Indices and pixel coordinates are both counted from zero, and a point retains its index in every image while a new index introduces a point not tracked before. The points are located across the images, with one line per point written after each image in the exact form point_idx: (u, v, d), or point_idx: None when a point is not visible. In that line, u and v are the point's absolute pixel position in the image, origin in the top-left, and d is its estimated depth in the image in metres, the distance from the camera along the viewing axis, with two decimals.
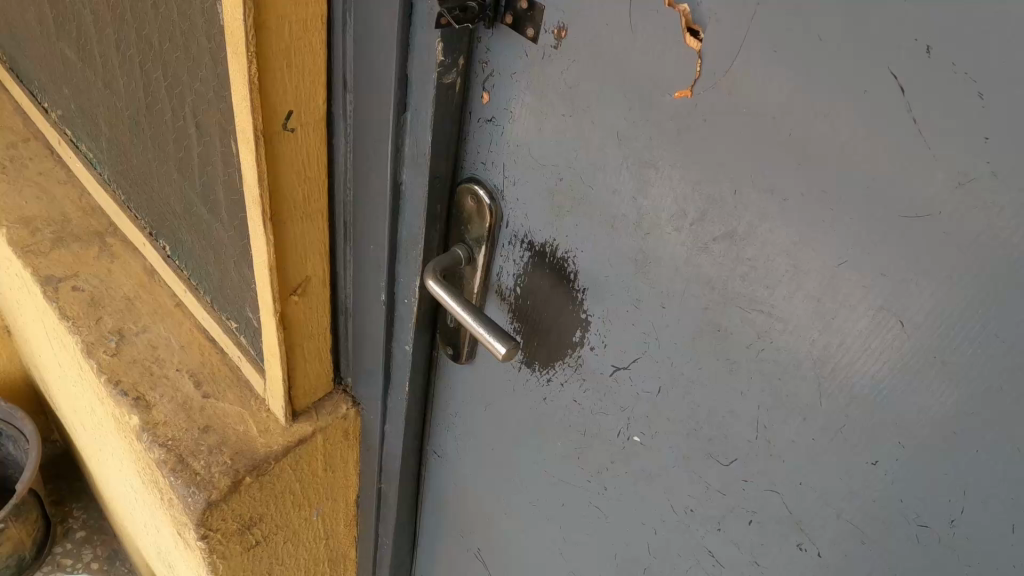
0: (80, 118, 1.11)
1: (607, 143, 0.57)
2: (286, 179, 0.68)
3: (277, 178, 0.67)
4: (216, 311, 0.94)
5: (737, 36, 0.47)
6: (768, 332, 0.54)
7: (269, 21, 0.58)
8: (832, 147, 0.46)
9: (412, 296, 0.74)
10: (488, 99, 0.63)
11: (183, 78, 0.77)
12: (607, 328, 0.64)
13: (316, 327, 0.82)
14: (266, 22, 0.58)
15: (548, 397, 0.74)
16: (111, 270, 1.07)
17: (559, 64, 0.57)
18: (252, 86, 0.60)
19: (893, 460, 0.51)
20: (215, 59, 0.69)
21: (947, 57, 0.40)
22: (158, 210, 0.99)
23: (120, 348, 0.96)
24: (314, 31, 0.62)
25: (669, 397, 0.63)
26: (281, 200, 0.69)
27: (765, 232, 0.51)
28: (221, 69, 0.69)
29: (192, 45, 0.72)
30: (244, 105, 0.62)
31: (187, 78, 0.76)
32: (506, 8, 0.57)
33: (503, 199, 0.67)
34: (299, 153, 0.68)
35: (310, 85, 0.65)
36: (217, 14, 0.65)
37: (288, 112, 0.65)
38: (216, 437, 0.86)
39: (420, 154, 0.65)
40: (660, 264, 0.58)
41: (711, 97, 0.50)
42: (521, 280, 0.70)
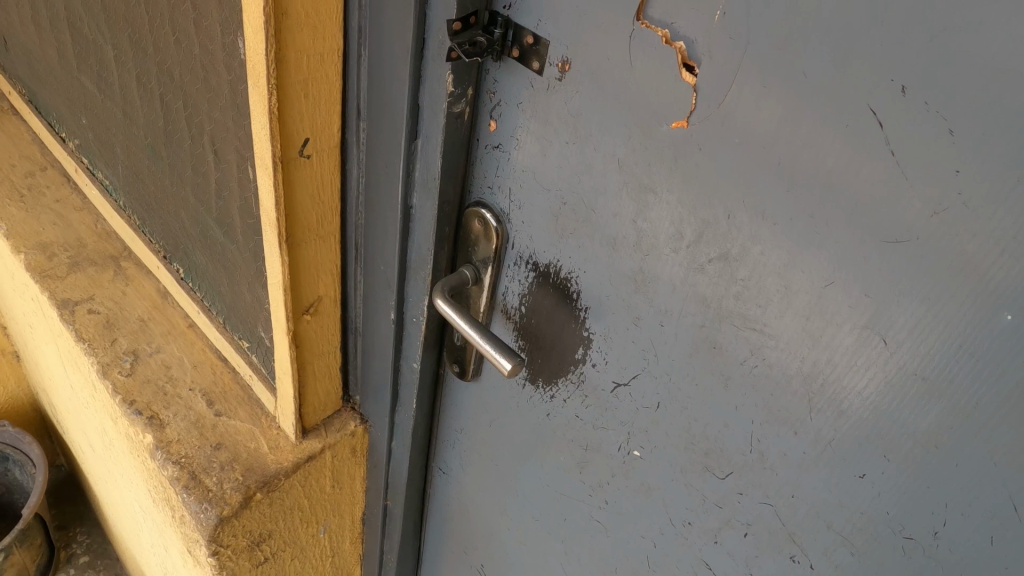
0: (97, 147, 1.15)
1: (608, 169, 0.60)
2: (301, 203, 0.72)
3: (292, 201, 0.71)
4: (228, 331, 0.97)
5: (729, 71, 0.51)
6: (761, 348, 0.57)
7: (290, 55, 0.62)
8: (818, 175, 0.49)
9: (420, 314, 0.77)
10: (495, 127, 0.66)
11: (202, 108, 0.81)
12: (608, 345, 0.67)
13: (326, 345, 0.85)
14: (287, 56, 0.62)
15: (550, 413, 0.77)
16: (125, 292, 1.10)
17: (563, 96, 0.60)
18: (273, 116, 0.63)
19: (879, 473, 0.53)
20: (234, 90, 0.73)
21: (921, 94, 0.43)
22: (173, 235, 1.02)
23: (134, 368, 0.99)
24: (331, 63, 0.66)
25: (668, 412, 0.65)
26: (296, 223, 0.73)
27: (756, 254, 0.54)
28: (240, 100, 0.72)
29: (212, 77, 0.76)
30: (264, 133, 0.65)
31: (206, 107, 0.80)
32: (513, 42, 0.61)
33: (508, 221, 0.70)
34: (314, 178, 0.72)
35: (326, 114, 0.69)
36: (238, 48, 0.69)
37: (305, 139, 0.68)
38: (228, 454, 0.88)
39: (429, 179, 0.68)
40: (658, 284, 0.61)
41: (705, 128, 0.53)
42: (526, 299, 0.73)
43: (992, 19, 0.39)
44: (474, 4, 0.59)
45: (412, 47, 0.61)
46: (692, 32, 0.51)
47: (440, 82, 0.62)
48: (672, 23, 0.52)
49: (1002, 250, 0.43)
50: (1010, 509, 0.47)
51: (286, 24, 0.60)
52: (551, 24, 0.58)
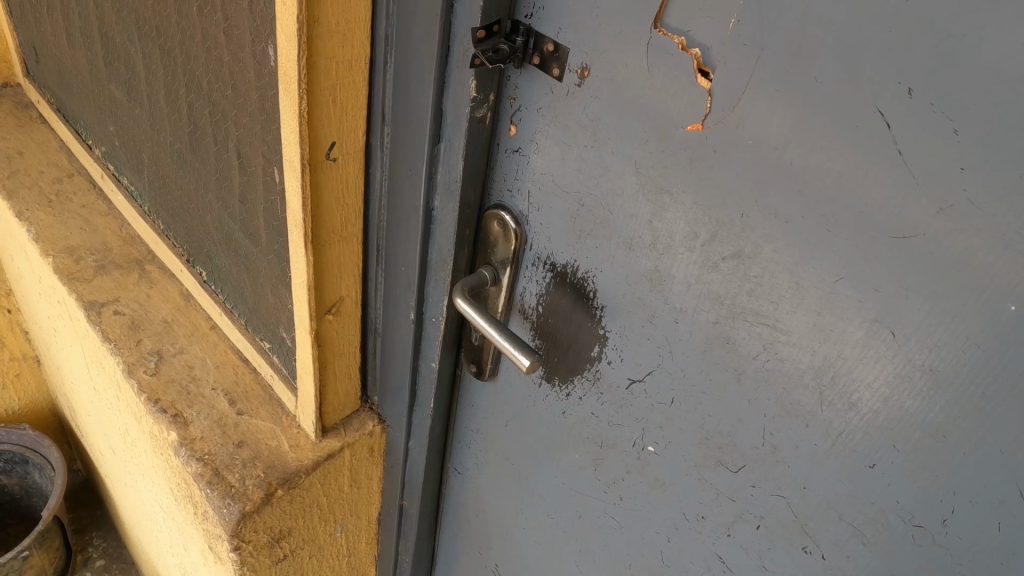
0: (124, 154, 1.18)
1: (624, 171, 0.62)
2: (326, 205, 0.74)
3: (318, 203, 0.73)
4: (250, 333, 1.00)
5: (743, 76, 0.53)
6: (773, 343, 0.59)
7: (319, 61, 0.64)
8: (829, 175, 0.51)
9: (439, 314, 0.80)
10: (515, 132, 0.69)
11: (229, 114, 0.84)
12: (624, 343, 0.69)
13: (346, 345, 0.88)
14: (317, 62, 0.64)
15: (566, 411, 0.79)
16: (150, 295, 1.13)
17: (582, 101, 0.62)
18: (302, 120, 0.66)
19: (889, 462, 0.55)
20: (263, 96, 0.75)
21: (927, 97, 0.45)
22: (198, 239, 1.05)
23: (158, 368, 1.01)
24: (358, 70, 0.69)
25: (682, 408, 0.67)
26: (322, 224, 0.75)
27: (769, 252, 0.56)
28: (268, 106, 0.75)
29: (241, 84, 0.79)
30: (293, 137, 0.68)
31: (233, 114, 0.83)
32: (534, 50, 0.63)
33: (527, 223, 0.72)
34: (339, 181, 0.74)
35: (352, 119, 0.71)
36: (268, 55, 0.71)
37: (331, 143, 0.71)
38: (250, 451, 0.90)
39: (451, 182, 0.71)
40: (673, 283, 0.63)
41: (719, 131, 0.56)
42: (544, 299, 0.75)
43: (995, 24, 0.41)
44: (498, 13, 0.61)
45: (437, 54, 0.64)
46: (708, 39, 0.54)
47: (463, 88, 0.65)
48: (689, 31, 0.54)
49: (1005, 245, 0.45)
50: (1016, 498, 0.49)
51: (317, 32, 0.63)
52: (571, 32, 0.60)
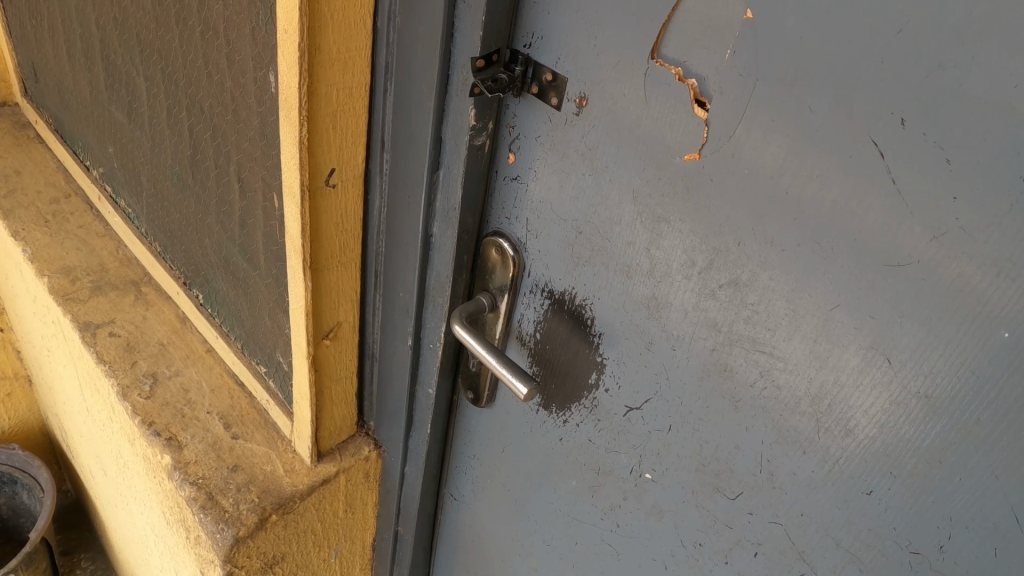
0: (123, 175, 1.19)
1: (622, 200, 0.63)
2: (325, 231, 0.75)
3: (317, 229, 0.73)
4: (246, 356, 1.00)
5: (739, 107, 0.54)
6: (770, 371, 0.59)
7: (320, 89, 0.65)
8: (825, 204, 0.52)
9: (437, 340, 0.80)
10: (513, 159, 0.69)
11: (231, 138, 0.84)
12: (621, 369, 0.69)
13: (343, 370, 0.88)
14: (317, 89, 0.65)
15: (563, 437, 0.79)
16: (146, 317, 1.13)
17: (580, 129, 0.63)
18: (302, 146, 0.67)
19: (885, 489, 0.55)
20: (264, 121, 0.76)
21: (918, 128, 0.46)
22: (195, 261, 1.06)
23: (153, 391, 1.01)
24: (359, 97, 0.70)
25: (679, 435, 0.67)
26: (320, 249, 0.75)
27: (765, 280, 0.57)
28: (268, 132, 0.76)
29: (242, 110, 0.79)
30: (293, 164, 0.68)
31: (234, 138, 0.83)
32: (532, 79, 0.64)
33: (525, 250, 0.72)
34: (339, 207, 0.75)
35: (351, 145, 0.72)
36: (270, 82, 0.72)
37: (331, 170, 0.71)
38: (244, 475, 0.90)
39: (450, 209, 0.71)
40: (670, 309, 0.63)
41: (716, 159, 0.56)
42: (541, 326, 0.75)
43: (985, 58, 0.42)
44: (497, 43, 0.62)
45: (437, 82, 0.64)
46: (704, 70, 0.55)
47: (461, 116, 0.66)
48: (686, 61, 0.55)
49: (998, 272, 0.45)
50: (1012, 523, 0.49)
51: (317, 61, 0.63)
52: (569, 62, 0.61)
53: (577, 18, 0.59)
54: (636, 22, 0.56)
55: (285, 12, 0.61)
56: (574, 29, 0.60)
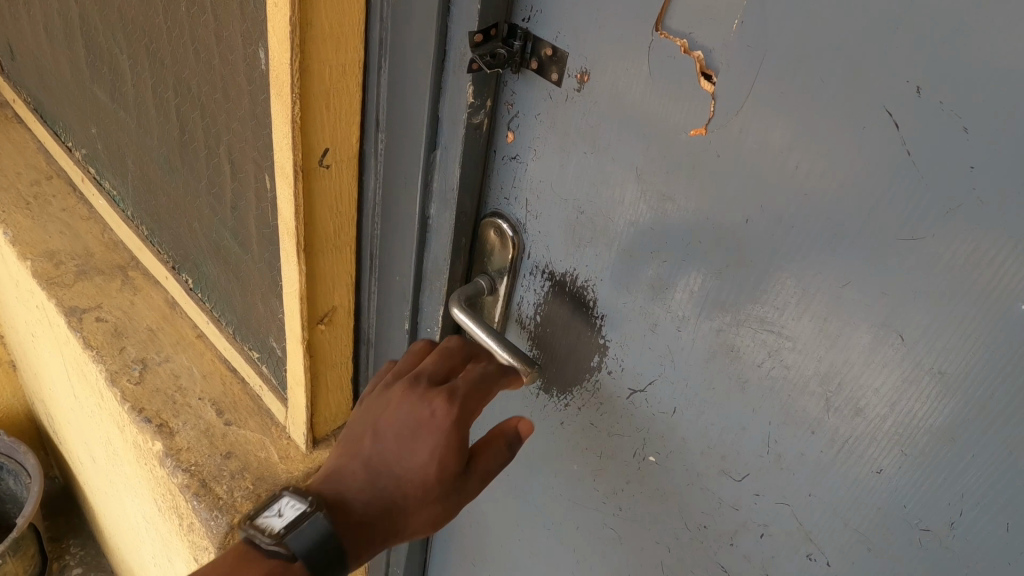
0: (106, 157, 1.16)
1: (626, 178, 0.61)
2: (319, 213, 0.73)
3: (311, 211, 0.72)
4: (238, 341, 0.98)
5: (747, 79, 0.52)
6: (778, 351, 0.58)
7: (312, 66, 0.63)
8: (837, 179, 0.50)
9: (434, 324, 0.78)
10: (512, 138, 0.67)
11: (220, 118, 0.82)
12: (624, 352, 0.68)
13: (338, 356, 0.86)
14: (310, 67, 0.63)
15: (564, 421, 0.78)
16: (134, 302, 1.11)
17: (581, 106, 0.61)
18: (294, 125, 0.65)
19: (895, 468, 0.55)
20: (254, 100, 0.73)
21: (935, 97, 0.45)
22: (183, 245, 1.03)
23: (143, 376, 1.00)
24: (352, 75, 0.68)
25: (684, 417, 0.66)
26: (314, 232, 0.74)
27: (774, 259, 0.56)
28: (258, 111, 0.74)
29: (231, 88, 0.77)
30: (286, 144, 0.67)
31: (224, 118, 0.81)
32: (531, 54, 0.62)
33: (525, 231, 0.71)
34: (333, 189, 0.73)
35: (346, 125, 0.70)
36: (259, 59, 0.70)
37: (325, 151, 0.70)
38: (238, 462, 0.89)
39: (447, 190, 0.70)
40: (675, 290, 0.62)
41: (724, 135, 0.55)
42: (542, 308, 0.74)
43: (1006, 27, 0.41)
44: (495, 16, 0.60)
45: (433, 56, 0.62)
46: (711, 42, 0.53)
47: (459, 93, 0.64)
48: (691, 33, 0.54)
49: (1015, 245, 0.44)
50: None
51: (308, 36, 0.61)
52: (570, 36, 0.59)
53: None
54: None
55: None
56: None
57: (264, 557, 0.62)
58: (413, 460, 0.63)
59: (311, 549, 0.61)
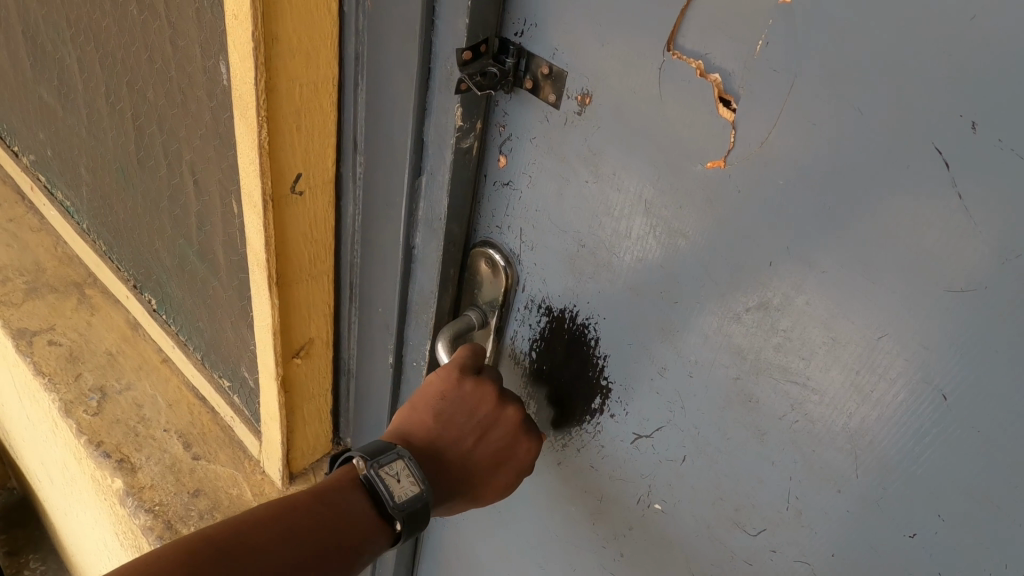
0: (58, 165, 1.08)
1: (633, 211, 0.55)
2: (292, 241, 0.69)
3: (283, 239, 0.68)
4: (206, 367, 0.93)
5: (773, 108, 0.47)
6: (802, 403, 0.53)
7: (280, 85, 0.59)
8: (876, 220, 0.45)
9: (421, 359, 0.72)
10: (504, 163, 0.61)
11: (180, 134, 0.74)
12: (629, 395, 0.63)
13: (316, 388, 0.81)
14: (276, 87, 0.58)
15: (563, 460, 0.73)
16: (91, 322, 1.06)
17: (582, 131, 0.55)
18: (263, 150, 0.61)
19: (930, 531, 0.50)
20: (216, 118, 0.67)
21: (993, 133, 0.39)
22: (145, 265, 0.96)
23: (101, 407, 0.95)
24: (326, 94, 0.63)
25: (694, 465, 0.61)
26: (287, 260, 0.70)
27: (800, 304, 0.50)
28: (222, 131, 0.67)
29: (191, 102, 0.70)
30: (253, 170, 0.62)
31: (184, 134, 0.74)
32: (525, 72, 0.56)
33: (519, 262, 0.65)
34: (307, 216, 0.68)
35: (320, 148, 0.65)
36: (221, 73, 0.62)
37: (297, 176, 0.65)
38: (207, 500, 0.84)
39: (433, 218, 0.64)
40: (686, 333, 0.56)
41: (745, 168, 0.49)
42: (537, 345, 0.68)
43: None
44: (485, 32, 0.54)
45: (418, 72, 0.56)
46: (731, 64, 0.47)
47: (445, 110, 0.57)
48: (707, 54, 0.48)
49: None
50: None
51: (277, 51, 0.57)
52: (568, 53, 0.53)
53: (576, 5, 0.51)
54: (651, 7, 0.48)
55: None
56: (574, 12, 0.51)
57: (365, 511, 0.58)
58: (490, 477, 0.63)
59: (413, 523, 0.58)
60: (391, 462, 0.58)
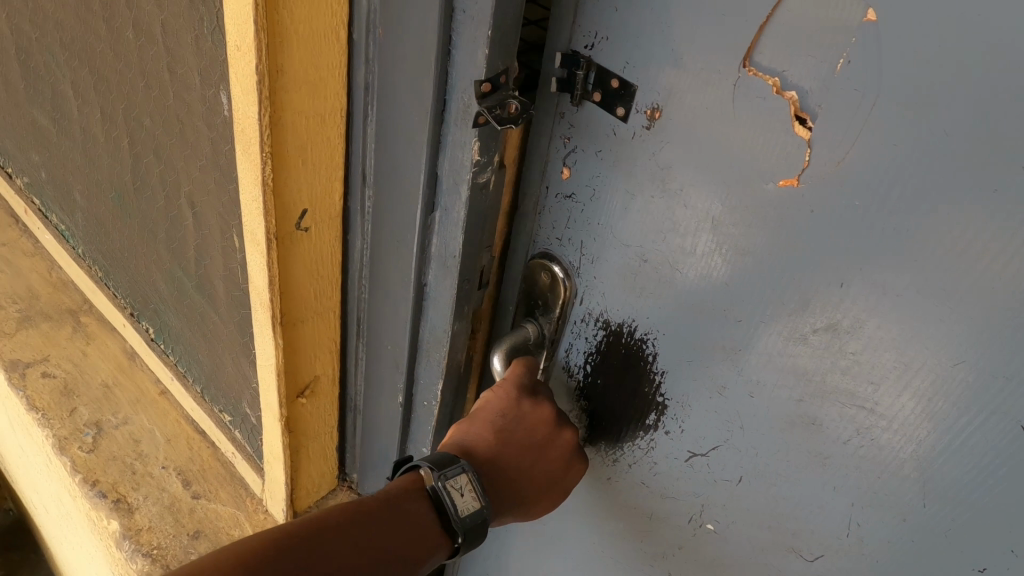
0: (59, 197, 1.19)
1: (699, 227, 0.55)
2: (298, 278, 0.69)
3: (288, 274, 0.68)
4: (206, 403, 1.00)
5: (852, 128, 0.45)
6: (869, 429, 0.51)
7: (286, 119, 0.58)
8: (953, 244, 0.44)
9: (433, 398, 0.74)
10: (568, 175, 0.61)
11: (187, 169, 0.77)
12: (686, 413, 0.62)
13: (322, 425, 0.84)
14: (282, 120, 0.58)
15: (612, 476, 0.71)
16: (86, 353, 1.17)
17: (649, 145, 0.55)
18: (266, 190, 0.61)
19: (1003, 567, 0.48)
20: (221, 151, 0.68)
21: None
22: (142, 294, 1.05)
23: (96, 444, 1.03)
24: (334, 125, 0.63)
25: (751, 488, 0.60)
26: (291, 298, 0.70)
27: (872, 327, 0.49)
28: (224, 161, 0.68)
29: (192, 132, 0.71)
30: (257, 210, 0.62)
31: (192, 167, 0.75)
32: (595, 85, 0.55)
33: (579, 276, 0.64)
34: (314, 251, 0.69)
35: (327, 182, 0.65)
36: (224, 100, 0.63)
37: (302, 213, 0.65)
38: (206, 541, 0.91)
39: (448, 255, 0.64)
40: (749, 354, 0.55)
41: (819, 187, 0.48)
42: (593, 358, 0.67)
43: None
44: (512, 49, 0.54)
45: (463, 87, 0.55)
46: (807, 82, 0.46)
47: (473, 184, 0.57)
48: (784, 71, 0.47)
49: None
50: None
51: (280, 92, 0.56)
52: (638, 66, 0.52)
53: (648, 14, 0.51)
54: (725, 23, 0.48)
55: (236, 27, 0.54)
56: (647, 26, 0.51)
57: (428, 520, 0.58)
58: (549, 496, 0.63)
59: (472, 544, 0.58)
60: (457, 476, 0.58)
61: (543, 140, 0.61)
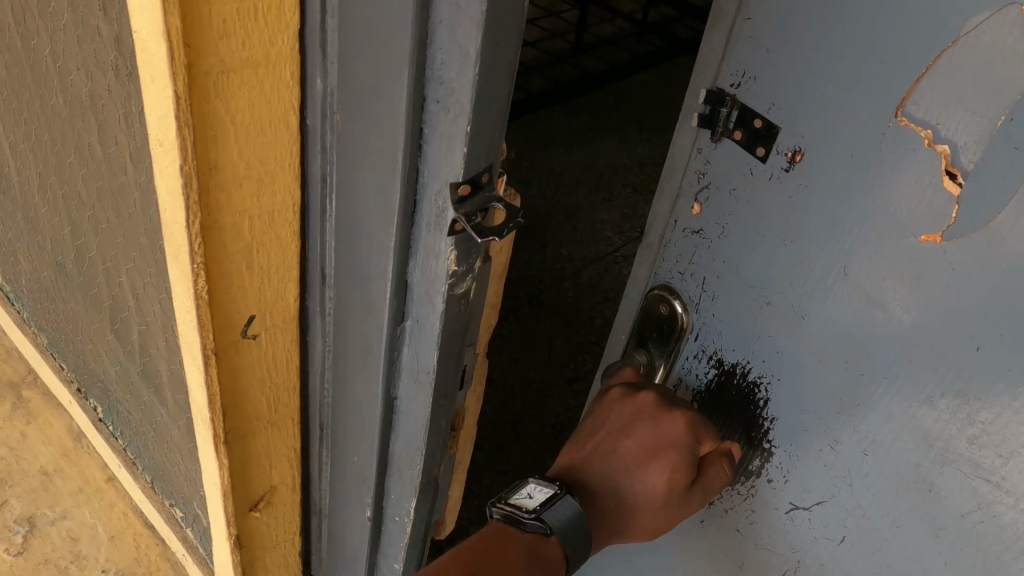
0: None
1: (832, 274, 0.54)
2: (246, 385, 0.68)
3: (234, 380, 0.66)
4: (142, 482, 1.05)
5: (1005, 188, 0.43)
6: (992, 502, 0.49)
7: (219, 218, 0.56)
8: None
9: (404, 517, 0.71)
10: (698, 211, 0.61)
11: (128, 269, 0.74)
12: (793, 463, 0.61)
13: (279, 534, 0.84)
14: (215, 220, 0.56)
15: (704, 519, 0.70)
16: (25, 432, 1.17)
17: (788, 187, 0.54)
18: (197, 274, 0.56)
19: None
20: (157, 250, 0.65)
21: None
22: (86, 374, 1.06)
23: (26, 542, 1.05)
24: (282, 224, 0.60)
25: (854, 548, 0.58)
26: (240, 409, 0.69)
27: (1006, 401, 0.47)
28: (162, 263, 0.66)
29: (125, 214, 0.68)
30: (191, 322, 0.60)
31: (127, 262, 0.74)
32: (737, 124, 0.56)
33: (697, 311, 0.65)
34: (263, 360, 0.67)
35: (278, 283, 0.63)
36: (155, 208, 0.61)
37: (249, 319, 0.63)
38: None
39: (418, 369, 0.60)
40: (871, 411, 0.54)
41: (962, 247, 0.46)
42: (700, 396, 0.67)
43: None
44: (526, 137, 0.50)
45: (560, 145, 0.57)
46: (961, 135, 0.44)
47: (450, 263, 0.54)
48: (938, 123, 0.45)
49: None
50: None
51: (212, 167, 0.53)
52: (785, 108, 0.53)
53: (803, 56, 0.51)
54: (882, 71, 0.47)
55: (161, 119, 0.49)
56: (801, 69, 0.51)
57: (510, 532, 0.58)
58: (644, 476, 0.61)
59: (572, 527, 0.58)
60: (514, 488, 0.60)
61: (672, 173, 0.62)
